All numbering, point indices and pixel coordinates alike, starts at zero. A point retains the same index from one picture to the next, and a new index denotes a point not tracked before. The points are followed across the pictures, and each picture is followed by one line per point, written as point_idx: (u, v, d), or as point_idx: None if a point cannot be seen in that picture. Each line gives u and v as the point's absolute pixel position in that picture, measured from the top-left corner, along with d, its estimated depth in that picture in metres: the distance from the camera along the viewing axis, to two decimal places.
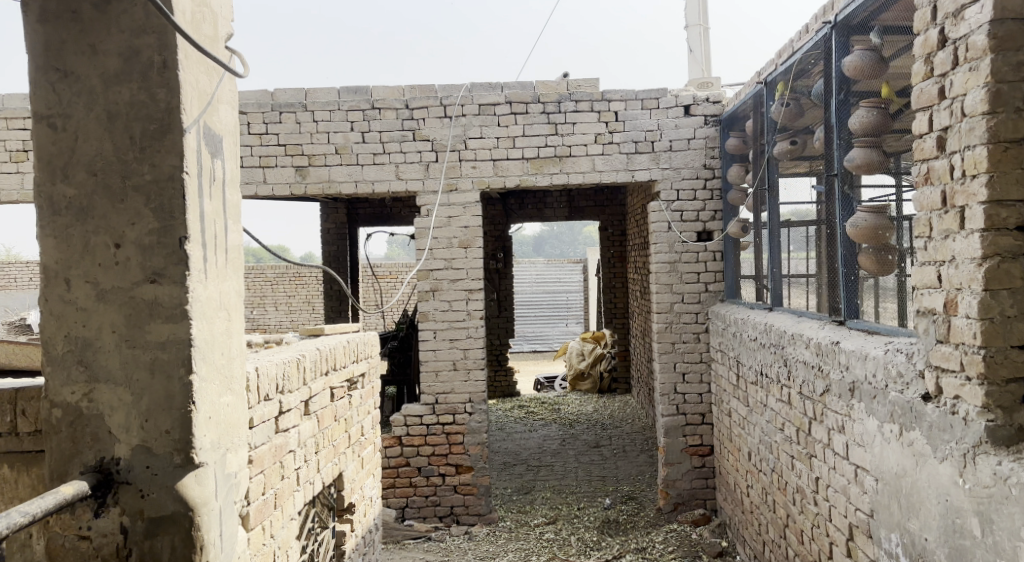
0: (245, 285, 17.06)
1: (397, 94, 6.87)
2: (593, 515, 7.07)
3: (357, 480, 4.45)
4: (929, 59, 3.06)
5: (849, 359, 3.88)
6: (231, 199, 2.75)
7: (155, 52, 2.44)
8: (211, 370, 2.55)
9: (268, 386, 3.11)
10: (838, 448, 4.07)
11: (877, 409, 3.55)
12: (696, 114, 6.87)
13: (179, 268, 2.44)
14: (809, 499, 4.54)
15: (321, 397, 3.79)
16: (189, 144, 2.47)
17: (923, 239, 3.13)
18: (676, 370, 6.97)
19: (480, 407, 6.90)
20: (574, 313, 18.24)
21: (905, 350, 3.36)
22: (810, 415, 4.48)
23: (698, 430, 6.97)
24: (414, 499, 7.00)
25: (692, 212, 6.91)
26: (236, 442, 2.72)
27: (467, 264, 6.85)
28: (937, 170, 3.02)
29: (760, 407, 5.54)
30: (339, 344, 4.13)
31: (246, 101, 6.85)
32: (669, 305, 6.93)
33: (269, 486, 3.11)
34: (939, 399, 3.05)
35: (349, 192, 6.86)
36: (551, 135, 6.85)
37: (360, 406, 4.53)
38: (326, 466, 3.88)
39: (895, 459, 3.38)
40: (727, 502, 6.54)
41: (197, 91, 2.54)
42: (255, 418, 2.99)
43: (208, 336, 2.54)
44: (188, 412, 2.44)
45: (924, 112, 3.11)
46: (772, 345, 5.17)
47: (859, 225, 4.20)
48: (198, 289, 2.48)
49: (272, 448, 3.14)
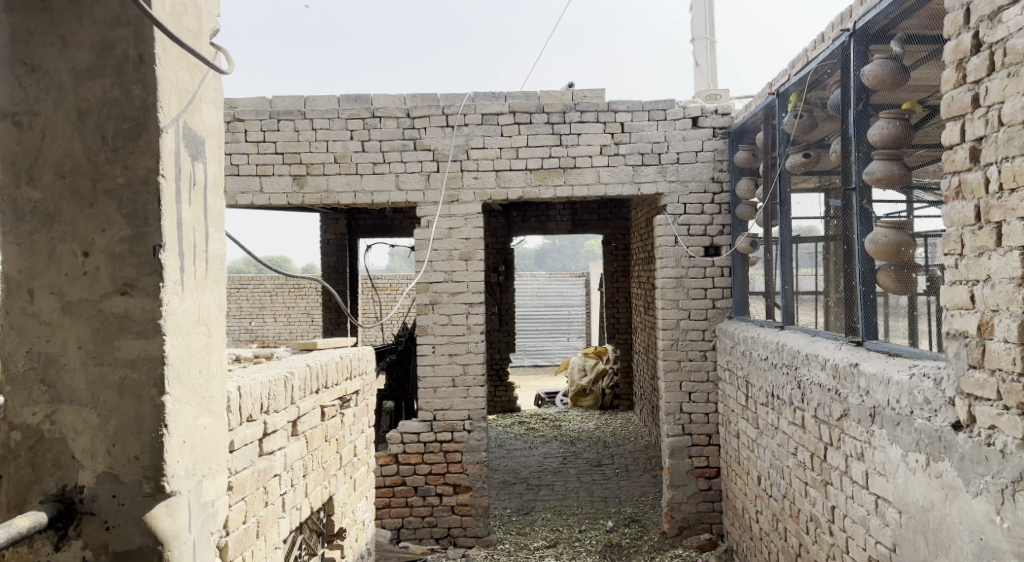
0: (245, 296, 16.87)
1: (398, 102, 6.70)
2: (594, 538, 6.83)
3: (349, 504, 4.23)
4: (961, 66, 2.87)
5: (870, 384, 3.68)
6: (214, 205, 2.55)
7: (131, 45, 2.24)
8: (186, 391, 2.35)
9: (252, 406, 2.91)
10: (857, 477, 3.86)
11: (901, 437, 3.34)
12: (704, 126, 6.69)
13: (152, 279, 2.24)
14: (824, 529, 4.32)
15: (310, 417, 3.59)
16: (166, 145, 2.27)
17: (954, 256, 2.93)
18: (682, 389, 6.75)
19: (479, 425, 6.68)
20: (576, 328, 18.04)
21: (932, 375, 3.16)
22: (825, 441, 4.27)
23: (704, 451, 6.75)
24: (409, 520, 6.78)
25: (699, 226, 6.72)
26: (214, 467, 2.52)
27: (468, 276, 6.65)
28: (970, 183, 2.82)
29: (770, 429, 5.32)
30: (331, 361, 3.94)
31: (244, 109, 6.70)
32: (675, 322, 6.73)
33: (250, 514, 2.90)
34: (971, 428, 2.85)
35: (347, 202, 6.67)
36: (555, 146, 6.67)
37: (353, 426, 4.33)
38: (315, 490, 3.67)
39: (921, 491, 3.17)
40: (734, 527, 6.32)
41: (177, 88, 2.34)
42: (235, 441, 2.78)
43: (183, 354, 2.33)
44: (160, 436, 2.24)
45: (956, 121, 2.91)
46: (784, 365, 4.96)
47: (878, 242, 4.00)
48: (173, 303, 2.28)
49: (254, 474, 2.93)
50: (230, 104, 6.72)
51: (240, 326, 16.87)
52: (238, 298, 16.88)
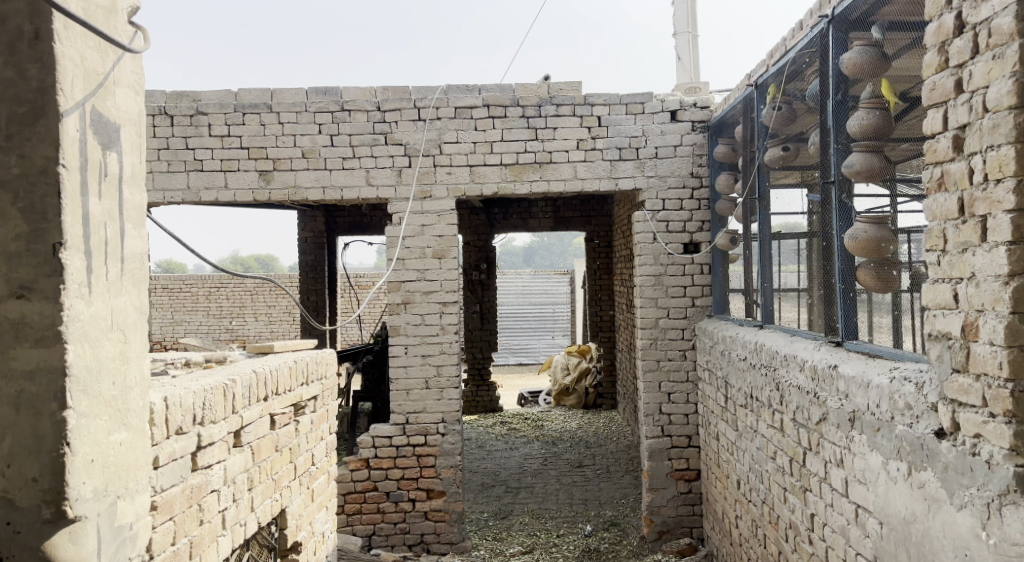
0: (224, 295, 16.62)
1: (368, 95, 6.47)
2: (572, 543, 6.64)
3: (305, 516, 4.01)
4: (943, 49, 2.67)
5: (849, 386, 3.49)
6: (132, 199, 2.33)
7: (26, 21, 2.02)
8: (95, 405, 2.14)
9: (183, 417, 2.70)
10: (837, 484, 3.67)
11: (882, 443, 3.15)
12: (683, 119, 6.50)
13: (52, 280, 2.03)
14: (804, 538, 4.14)
15: (256, 426, 3.37)
16: (68, 131, 2.05)
17: (936, 252, 2.74)
18: (661, 390, 6.56)
19: (453, 428, 6.47)
20: (560, 326, 17.86)
21: (914, 379, 2.96)
22: (804, 445, 4.09)
23: (684, 453, 6.56)
24: (381, 527, 6.55)
25: (678, 223, 6.53)
26: (132, 487, 2.30)
27: (441, 275, 6.44)
28: (953, 174, 2.63)
29: (750, 432, 5.13)
30: (284, 366, 3.72)
31: (208, 102, 6.43)
32: (654, 321, 6.54)
33: (181, 535, 2.70)
34: (954, 436, 2.66)
35: (315, 198, 6.44)
36: (530, 140, 6.46)
37: (310, 433, 4.11)
38: (263, 504, 3.45)
39: (902, 502, 2.99)
40: (714, 531, 6.14)
41: (83, 69, 2.13)
42: (161, 456, 2.57)
43: (91, 363, 2.12)
44: (61, 456, 2.03)
45: (937, 108, 2.72)
46: (763, 366, 4.77)
47: (858, 237, 3.79)
48: (77, 306, 2.07)
49: (185, 491, 2.72)
50: (193, 97, 6.45)
51: (220, 326, 16.62)
52: (218, 298, 16.63)
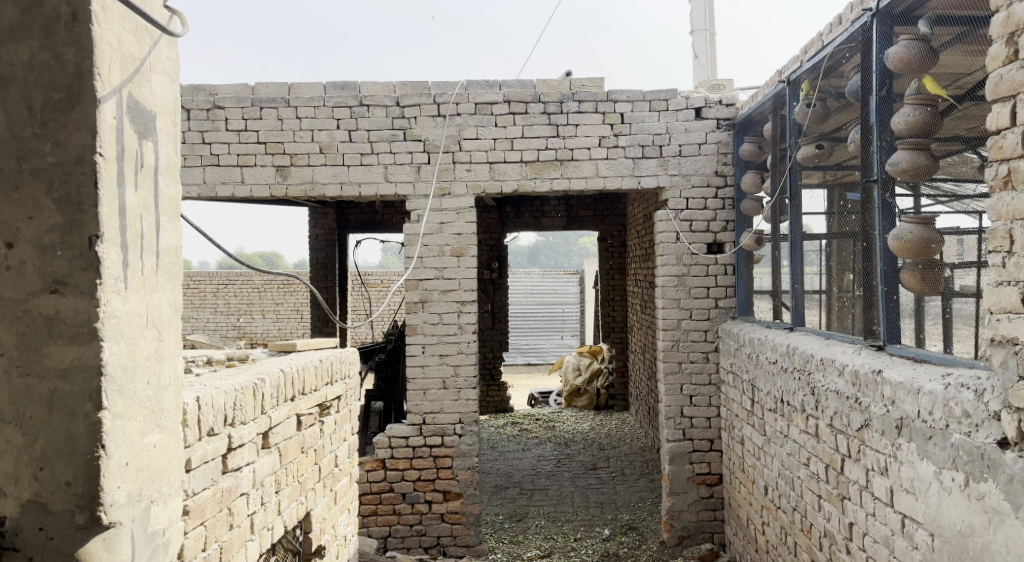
0: (233, 292, 16.53)
1: (387, 90, 6.36)
2: (590, 547, 6.52)
3: (329, 519, 3.91)
4: (1012, 40, 2.56)
5: (896, 392, 3.37)
6: (167, 190, 2.23)
7: (62, 1, 1.92)
8: (130, 406, 2.03)
9: (214, 418, 2.59)
10: (880, 493, 3.56)
11: (934, 452, 3.03)
12: (708, 117, 6.38)
13: (88, 275, 1.93)
14: (841, 547, 4.03)
15: (283, 427, 3.26)
16: (105, 118, 1.95)
17: (1001, 253, 2.63)
18: (683, 393, 6.44)
19: (471, 429, 6.36)
20: (569, 326, 17.75)
21: (972, 385, 2.85)
22: (842, 452, 3.97)
23: (706, 457, 6.44)
24: (397, 528, 6.45)
25: (702, 222, 6.41)
26: (166, 491, 2.20)
27: (459, 274, 6.33)
28: (1021, 171, 2.52)
29: (779, 437, 5.01)
30: (309, 364, 3.62)
31: (225, 96, 6.33)
32: (676, 322, 6.42)
33: (212, 541, 2.59)
34: (1020, 446, 2.55)
35: (333, 194, 6.34)
36: (552, 137, 6.34)
37: (333, 434, 4.00)
38: (289, 508, 3.34)
39: (958, 514, 2.87)
40: (737, 537, 6.03)
41: (120, 53, 2.02)
42: (193, 459, 2.46)
43: (127, 362, 2.02)
44: (96, 459, 1.92)
45: (1004, 103, 2.61)
46: (795, 370, 4.65)
47: (903, 238, 3.70)
48: (113, 302, 1.97)
49: (216, 495, 2.62)
50: (210, 91, 6.35)
51: (228, 323, 16.52)
52: (227, 295, 16.54)
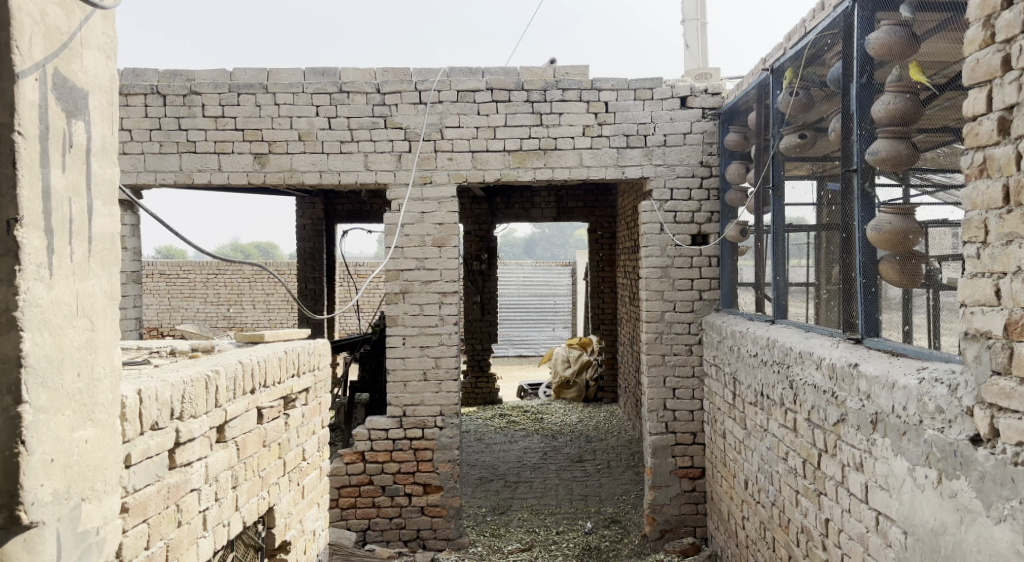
0: (223, 282, 16.42)
1: (368, 77, 6.25)
2: (572, 541, 6.45)
3: (295, 514, 3.82)
4: (989, 23, 2.47)
5: (871, 387, 3.29)
6: (102, 173, 2.13)
7: None
8: (56, 400, 1.94)
9: (159, 411, 2.50)
10: (855, 489, 3.48)
11: (908, 449, 2.95)
12: (693, 106, 6.28)
13: (6, 261, 1.83)
14: (817, 544, 3.95)
15: (241, 420, 3.17)
16: (24, 95, 1.85)
17: (976, 243, 2.54)
18: (666, 385, 6.36)
19: (451, 421, 6.28)
20: (561, 318, 17.65)
21: (945, 380, 2.76)
22: (819, 447, 3.89)
23: (688, 450, 6.36)
24: (377, 521, 6.37)
25: (686, 213, 6.32)
26: (100, 488, 2.11)
27: (440, 264, 6.23)
28: (997, 159, 2.44)
29: (759, 431, 4.93)
30: (273, 355, 3.52)
31: (202, 81, 6.21)
32: (659, 314, 6.33)
33: (156, 538, 2.50)
34: (992, 443, 2.48)
35: (312, 182, 6.24)
36: (535, 125, 6.24)
37: (301, 427, 3.91)
38: (248, 503, 3.24)
39: (930, 512, 2.79)
40: (719, 531, 5.96)
41: (43, 26, 1.92)
42: (135, 454, 2.38)
43: (52, 354, 1.93)
44: (15, 456, 1.83)
45: (980, 88, 2.52)
46: (775, 363, 4.57)
47: (881, 229, 3.63)
48: (34, 290, 1.87)
49: (162, 491, 2.53)
50: (187, 76, 6.23)
51: (217, 313, 16.40)
52: (216, 285, 16.43)
